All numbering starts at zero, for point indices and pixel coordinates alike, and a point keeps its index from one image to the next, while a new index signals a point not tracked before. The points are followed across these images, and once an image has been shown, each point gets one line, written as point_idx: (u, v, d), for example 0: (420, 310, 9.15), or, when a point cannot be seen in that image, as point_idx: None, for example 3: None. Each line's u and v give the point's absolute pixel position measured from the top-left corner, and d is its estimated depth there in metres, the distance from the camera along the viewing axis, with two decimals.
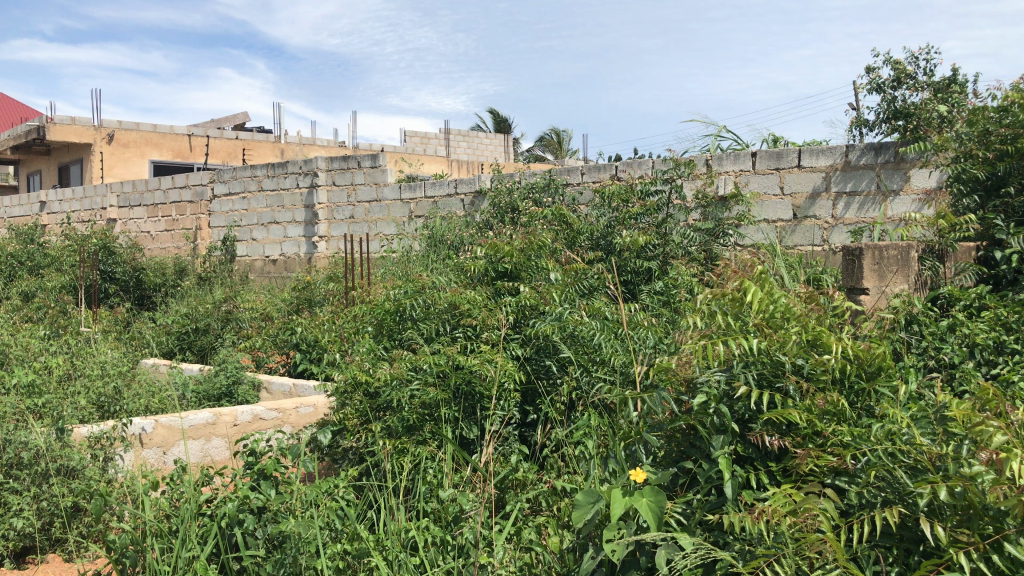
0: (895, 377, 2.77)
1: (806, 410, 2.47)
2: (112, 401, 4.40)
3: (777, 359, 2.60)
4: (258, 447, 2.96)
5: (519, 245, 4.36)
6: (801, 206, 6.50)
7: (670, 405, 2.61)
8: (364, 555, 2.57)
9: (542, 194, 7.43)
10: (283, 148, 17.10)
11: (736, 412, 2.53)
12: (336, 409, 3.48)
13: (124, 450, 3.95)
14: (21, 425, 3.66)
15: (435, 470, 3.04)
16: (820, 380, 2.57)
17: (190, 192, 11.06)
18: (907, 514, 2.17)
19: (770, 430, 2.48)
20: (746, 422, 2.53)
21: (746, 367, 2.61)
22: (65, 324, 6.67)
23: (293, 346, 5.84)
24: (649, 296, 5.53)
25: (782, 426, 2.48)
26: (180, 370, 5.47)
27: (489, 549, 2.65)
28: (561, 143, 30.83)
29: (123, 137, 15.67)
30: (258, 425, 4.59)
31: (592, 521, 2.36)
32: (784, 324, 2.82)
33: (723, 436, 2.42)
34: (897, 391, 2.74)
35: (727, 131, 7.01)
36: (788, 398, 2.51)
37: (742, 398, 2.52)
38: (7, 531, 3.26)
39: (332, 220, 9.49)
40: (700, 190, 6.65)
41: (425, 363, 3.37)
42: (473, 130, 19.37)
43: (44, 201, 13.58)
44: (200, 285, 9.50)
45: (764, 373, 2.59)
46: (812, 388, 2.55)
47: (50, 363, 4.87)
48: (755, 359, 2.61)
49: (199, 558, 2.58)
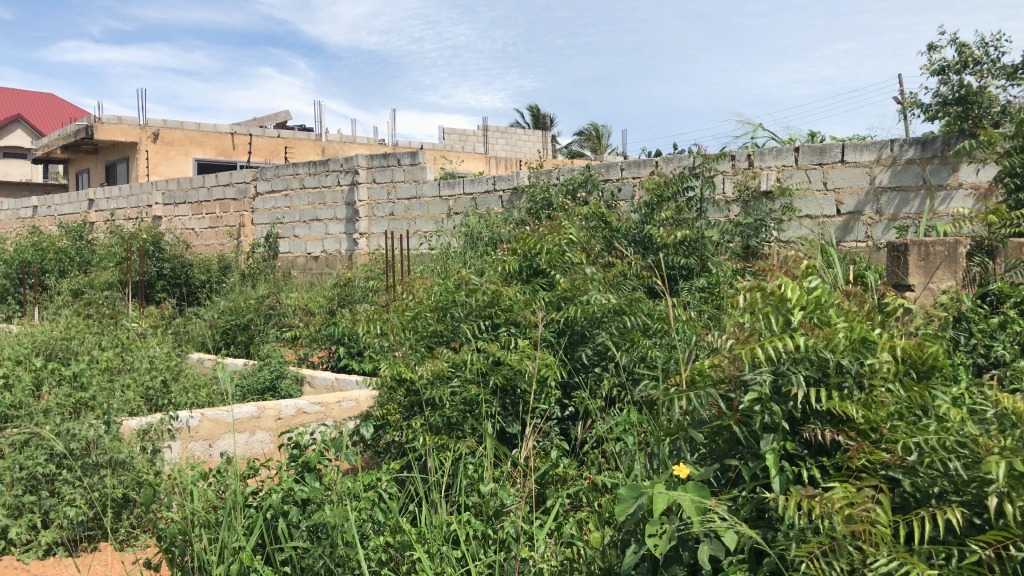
0: (941, 376, 2.74)
1: (860, 405, 2.45)
2: (160, 395, 4.51)
3: (823, 357, 2.57)
4: (302, 441, 3.02)
5: (557, 242, 4.36)
6: (845, 202, 6.40)
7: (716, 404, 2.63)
8: (407, 548, 2.62)
9: (580, 189, 7.42)
10: (323, 146, 17.26)
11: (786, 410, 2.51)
12: (379, 404, 3.52)
13: (171, 443, 4.04)
14: (73, 418, 3.77)
15: (475, 465, 3.05)
16: (869, 375, 2.54)
17: (233, 190, 11.23)
18: (970, 505, 2.17)
19: (822, 425, 2.46)
20: (798, 420, 2.52)
21: (794, 365, 2.60)
22: (113, 318, 6.82)
23: (335, 341, 5.92)
24: (691, 292, 5.51)
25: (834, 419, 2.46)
26: (225, 364, 5.57)
27: (530, 543, 2.66)
28: (600, 139, 30.72)
29: (168, 136, 15.96)
30: (302, 419, 4.66)
31: (636, 516, 2.36)
32: (828, 321, 2.79)
33: (772, 434, 2.42)
34: (945, 388, 2.71)
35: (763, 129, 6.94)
36: (840, 394, 2.49)
37: (789, 394, 2.50)
38: (61, 520, 3.35)
39: (373, 217, 9.57)
40: (742, 184, 6.59)
41: (466, 359, 3.39)
42: (512, 126, 19.41)
43: (92, 199, 13.87)
44: (244, 282, 9.64)
45: (815, 371, 2.56)
46: (865, 383, 2.53)
47: (100, 357, 5.00)
48: (802, 358, 2.59)
49: (245, 549, 2.63)
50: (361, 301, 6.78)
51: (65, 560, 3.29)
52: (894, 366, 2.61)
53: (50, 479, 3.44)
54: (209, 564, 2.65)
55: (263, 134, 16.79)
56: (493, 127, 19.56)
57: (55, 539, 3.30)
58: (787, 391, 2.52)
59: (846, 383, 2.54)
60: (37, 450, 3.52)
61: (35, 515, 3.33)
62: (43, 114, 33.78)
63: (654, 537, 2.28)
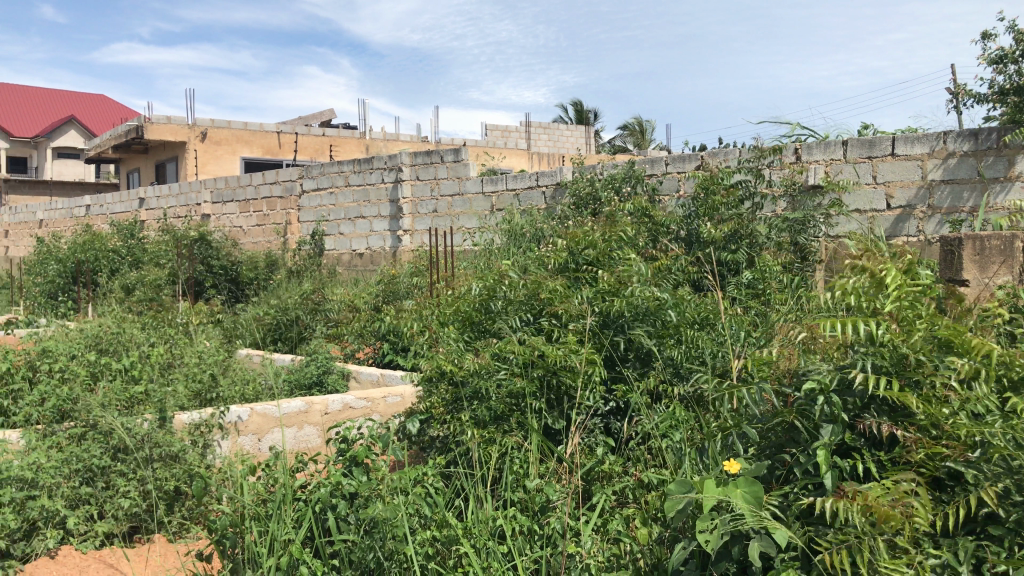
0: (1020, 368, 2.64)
1: (920, 398, 2.41)
2: (210, 389, 4.59)
3: (900, 352, 2.52)
4: (349, 435, 3.06)
5: (601, 238, 4.34)
6: (895, 196, 6.28)
7: (771, 398, 2.61)
8: (454, 543, 2.63)
9: (624, 184, 7.38)
10: (367, 144, 17.40)
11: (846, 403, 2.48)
12: (423, 398, 3.55)
13: (221, 437, 4.12)
14: (127, 412, 3.86)
15: (521, 459, 3.06)
16: (940, 370, 2.49)
17: (280, 188, 11.37)
18: None
19: (881, 418, 2.42)
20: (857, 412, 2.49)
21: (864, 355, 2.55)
22: (164, 315, 6.96)
23: (381, 337, 5.97)
24: (737, 288, 5.45)
25: (894, 413, 2.42)
26: (272, 360, 5.65)
27: (577, 538, 2.66)
28: (643, 134, 30.51)
29: (216, 135, 16.22)
30: (348, 414, 4.71)
31: (685, 511, 2.35)
32: (898, 313, 2.73)
33: (831, 425, 2.39)
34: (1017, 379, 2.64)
35: (801, 127, 6.81)
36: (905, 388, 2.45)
37: (851, 386, 2.47)
38: (115, 511, 3.42)
39: (416, 214, 9.62)
40: (789, 178, 6.50)
41: (511, 353, 3.39)
42: (554, 122, 19.38)
43: (142, 198, 14.16)
44: (291, 279, 9.77)
45: (884, 364, 2.52)
46: (938, 376, 2.48)
47: (152, 353, 5.11)
48: (872, 349, 2.54)
49: (295, 541, 2.67)
50: (405, 297, 6.82)
51: (121, 551, 3.36)
52: (968, 361, 2.54)
53: (105, 471, 3.53)
54: (258, 556, 2.69)
55: (308, 132, 16.98)
56: (536, 123, 19.56)
57: (110, 530, 3.38)
58: (850, 382, 2.48)
59: (906, 378, 2.50)
60: (93, 443, 3.61)
61: (91, 506, 3.41)
62: (95, 116, 34.53)
63: (704, 533, 2.26)
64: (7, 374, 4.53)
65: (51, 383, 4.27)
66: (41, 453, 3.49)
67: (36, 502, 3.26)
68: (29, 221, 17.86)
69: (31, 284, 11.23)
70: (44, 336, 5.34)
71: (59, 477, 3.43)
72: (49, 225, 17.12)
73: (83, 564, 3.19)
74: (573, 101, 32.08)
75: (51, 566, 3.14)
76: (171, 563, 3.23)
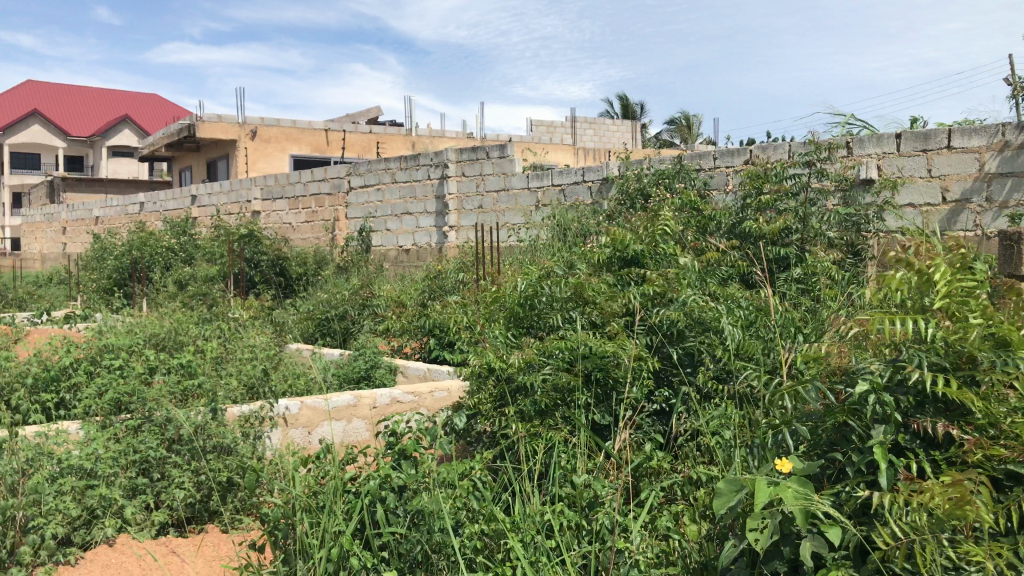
0: None
1: (978, 398, 2.36)
2: (261, 383, 4.68)
3: (956, 351, 2.47)
4: (397, 428, 3.09)
5: (648, 234, 4.32)
6: (952, 190, 6.14)
7: (822, 397, 2.57)
8: (501, 536, 2.64)
9: (672, 180, 7.33)
10: (413, 141, 17.51)
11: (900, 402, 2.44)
12: (471, 393, 3.57)
13: (272, 429, 4.20)
14: (181, 405, 3.96)
15: (569, 455, 3.06)
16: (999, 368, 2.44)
17: (328, 185, 11.50)
18: None
19: (936, 418, 2.38)
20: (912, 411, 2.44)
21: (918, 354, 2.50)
22: (216, 310, 7.09)
23: (427, 332, 6.01)
24: (787, 284, 5.39)
25: (951, 413, 2.38)
26: (322, 355, 5.73)
27: (625, 534, 2.66)
28: (691, 128, 30.19)
29: (265, 133, 16.46)
30: (396, 408, 4.76)
31: (734, 509, 2.33)
32: (956, 312, 2.67)
33: (885, 426, 2.35)
34: None
35: (854, 119, 6.71)
36: (962, 387, 2.40)
37: (905, 385, 2.43)
38: (171, 500, 3.51)
39: (462, 210, 9.66)
40: (840, 173, 6.39)
41: (559, 349, 3.40)
42: (600, 117, 19.29)
43: (194, 195, 14.43)
44: (339, 275, 9.89)
45: (939, 362, 2.47)
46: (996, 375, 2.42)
47: (206, 347, 5.21)
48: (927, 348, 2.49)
49: (345, 533, 2.71)
50: (451, 292, 6.86)
51: (177, 540, 3.44)
52: None
53: (161, 462, 3.62)
54: (309, 548, 2.73)
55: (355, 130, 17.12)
56: (581, 118, 19.50)
57: (166, 519, 3.46)
58: (905, 381, 2.44)
59: (963, 377, 2.45)
60: (149, 434, 3.71)
61: (148, 496, 3.50)
62: (148, 115, 35.24)
63: (754, 531, 2.23)
64: (68, 367, 4.67)
65: (110, 376, 4.40)
66: (100, 444, 3.59)
67: (96, 490, 3.35)
68: (86, 218, 18.32)
69: (89, 281, 11.53)
70: (102, 330, 5.49)
71: (117, 467, 3.52)
72: (106, 222, 17.55)
73: (141, 552, 3.26)
74: (620, 96, 31.90)
75: (110, 554, 3.22)
76: (225, 553, 3.30)
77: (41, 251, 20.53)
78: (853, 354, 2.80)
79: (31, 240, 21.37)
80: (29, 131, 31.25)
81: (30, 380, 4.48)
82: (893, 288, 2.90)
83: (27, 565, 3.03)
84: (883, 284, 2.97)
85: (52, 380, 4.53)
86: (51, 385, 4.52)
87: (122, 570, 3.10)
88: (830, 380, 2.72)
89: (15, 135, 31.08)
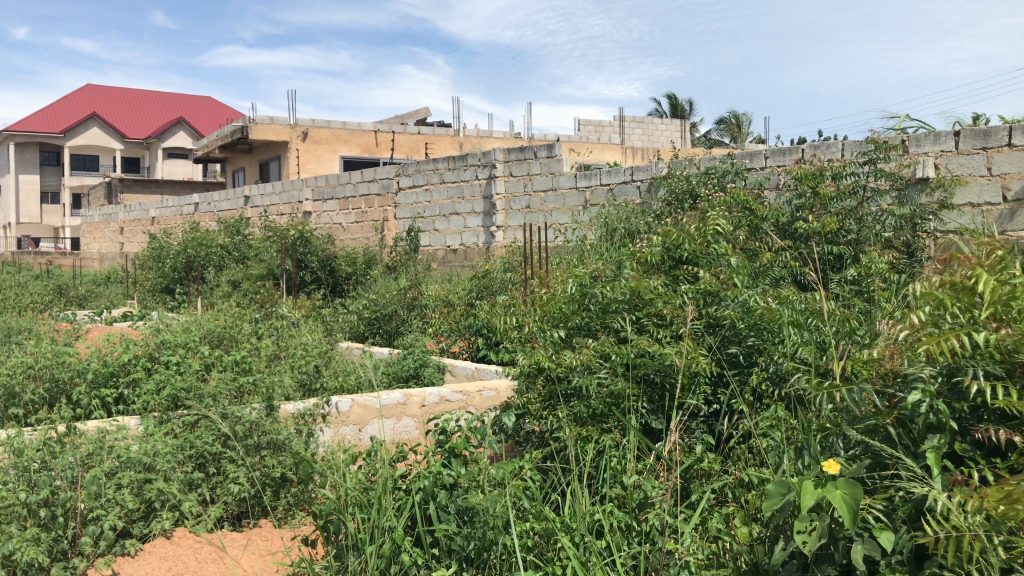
0: None
1: None
2: (313, 380, 4.75)
3: (1013, 354, 2.41)
4: (448, 427, 3.12)
5: (698, 234, 4.29)
6: (1013, 188, 5.97)
7: (874, 401, 2.53)
8: (552, 536, 2.65)
9: (722, 179, 7.26)
10: (461, 141, 17.60)
11: (955, 409, 2.40)
12: (520, 393, 3.58)
13: (323, 425, 4.26)
14: (236, 401, 4.04)
15: (619, 456, 3.06)
16: None
17: (377, 185, 11.61)
18: None
19: (994, 425, 2.33)
20: (968, 418, 2.40)
21: (973, 359, 2.45)
22: (268, 309, 7.22)
23: (475, 331, 6.04)
24: (840, 285, 5.30)
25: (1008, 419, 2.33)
26: (371, 353, 5.79)
27: (676, 536, 2.65)
28: (741, 127, 29.86)
29: (316, 135, 16.69)
30: (445, 406, 4.79)
31: (783, 511, 2.31)
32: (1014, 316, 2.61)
33: (939, 435, 2.32)
34: None
35: (911, 118, 6.58)
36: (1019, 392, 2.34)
37: (961, 393, 2.39)
38: (226, 495, 3.58)
39: (510, 210, 9.68)
40: (895, 172, 6.26)
41: (612, 352, 3.39)
42: (649, 116, 19.18)
43: (247, 196, 14.68)
44: (388, 274, 9.98)
45: (994, 365, 2.41)
46: None
47: (260, 345, 5.32)
48: (983, 353, 2.44)
49: (396, 529, 2.74)
50: (499, 292, 6.88)
51: (231, 534, 3.51)
52: None
53: (216, 457, 3.70)
54: (361, 544, 2.77)
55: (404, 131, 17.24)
56: (630, 118, 19.41)
57: (221, 514, 3.53)
58: (961, 388, 2.40)
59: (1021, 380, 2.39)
60: (205, 430, 3.80)
61: (204, 490, 3.59)
62: (202, 117, 35.93)
63: (803, 534, 2.22)
64: (127, 363, 4.80)
65: (167, 373, 4.51)
66: (158, 439, 3.69)
67: (153, 484, 3.44)
68: (142, 219, 18.77)
69: (146, 280, 11.82)
70: (159, 328, 5.62)
71: (175, 461, 3.62)
72: (161, 223, 17.96)
73: (197, 545, 3.34)
74: (669, 95, 31.67)
75: (168, 546, 3.31)
76: (278, 547, 3.36)
77: (99, 250, 21.09)
78: (906, 357, 2.76)
79: (90, 240, 21.96)
80: (89, 134, 31.97)
81: (91, 375, 4.61)
82: (949, 292, 2.85)
83: (88, 556, 3.12)
84: (939, 287, 2.92)
85: (111, 376, 4.67)
86: (111, 380, 4.65)
87: (178, 563, 3.17)
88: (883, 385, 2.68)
89: (75, 138, 31.88)
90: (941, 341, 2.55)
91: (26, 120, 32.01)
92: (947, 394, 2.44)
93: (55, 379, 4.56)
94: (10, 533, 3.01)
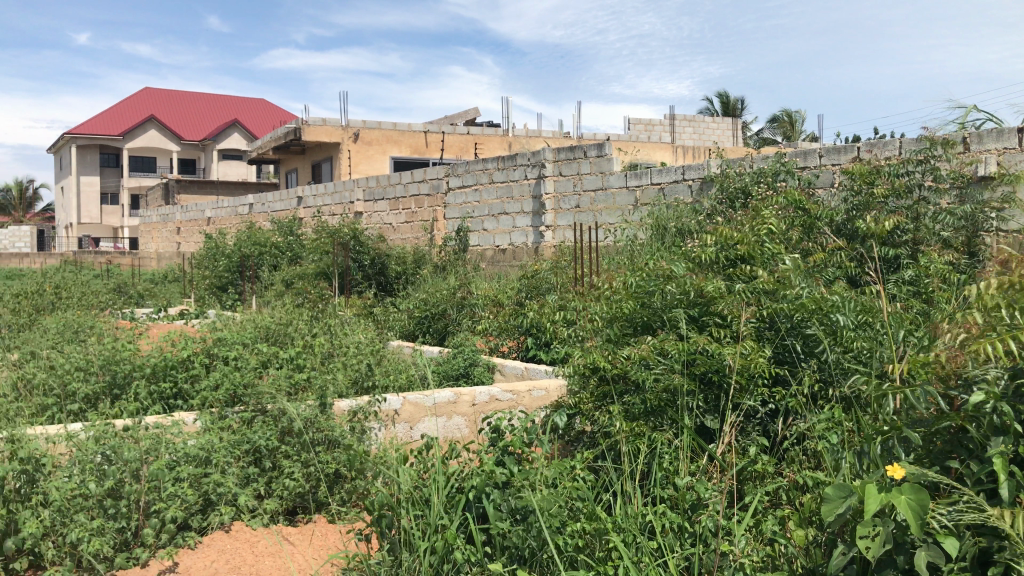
0: None
1: None
2: (366, 377, 4.80)
3: None
4: (500, 426, 3.14)
5: (752, 233, 4.24)
6: None
7: (935, 402, 2.48)
8: (604, 535, 2.65)
9: (775, 178, 7.17)
10: (510, 141, 17.63)
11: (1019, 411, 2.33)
12: (573, 392, 3.61)
13: (376, 423, 4.33)
14: (291, 398, 4.12)
15: (671, 457, 3.05)
16: None
17: (427, 185, 11.68)
18: None
19: None
20: None
21: None
22: (320, 307, 7.33)
23: (525, 331, 6.05)
24: (898, 286, 5.20)
25: None
26: (422, 352, 5.84)
27: (729, 537, 2.63)
28: (794, 125, 29.42)
29: (367, 136, 16.88)
30: (495, 406, 4.80)
31: (843, 516, 2.27)
32: None
33: (1004, 436, 2.25)
34: None
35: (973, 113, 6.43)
36: None
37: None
38: (281, 490, 3.65)
39: (559, 210, 9.67)
40: (955, 169, 6.11)
41: (669, 348, 3.37)
42: (699, 114, 19.01)
43: (300, 196, 14.90)
44: (437, 274, 10.05)
45: None
46: None
47: (313, 343, 5.40)
48: None
49: (449, 526, 2.77)
50: (549, 291, 6.88)
51: (286, 528, 3.57)
52: None
53: (272, 453, 3.78)
54: (414, 540, 2.80)
55: (454, 131, 17.30)
56: (680, 116, 19.26)
57: (277, 509, 3.60)
58: None
59: None
60: (262, 427, 3.88)
61: (260, 485, 3.66)
62: (256, 118, 36.55)
63: (865, 539, 2.19)
64: (185, 360, 4.91)
65: (224, 369, 4.60)
66: (215, 434, 3.77)
67: (211, 478, 3.51)
68: (198, 219, 19.17)
69: (202, 279, 12.07)
70: (216, 325, 5.74)
71: (232, 456, 3.70)
72: (217, 223, 18.32)
73: (253, 539, 3.40)
74: (720, 94, 31.35)
75: (225, 540, 3.38)
76: (332, 542, 3.41)
77: (156, 250, 21.58)
78: (966, 358, 2.70)
79: (148, 240, 22.49)
80: (147, 137, 32.75)
81: (150, 371, 4.73)
82: (1012, 291, 2.78)
83: (149, 547, 3.21)
84: (1001, 286, 2.85)
85: (169, 372, 4.78)
86: (165, 375, 4.75)
87: (236, 555, 3.24)
88: (945, 387, 2.62)
89: (134, 140, 32.64)
90: (1005, 342, 2.48)
91: (87, 123, 32.87)
92: (1011, 396, 2.38)
93: (116, 374, 4.69)
94: (75, 523, 3.11)
